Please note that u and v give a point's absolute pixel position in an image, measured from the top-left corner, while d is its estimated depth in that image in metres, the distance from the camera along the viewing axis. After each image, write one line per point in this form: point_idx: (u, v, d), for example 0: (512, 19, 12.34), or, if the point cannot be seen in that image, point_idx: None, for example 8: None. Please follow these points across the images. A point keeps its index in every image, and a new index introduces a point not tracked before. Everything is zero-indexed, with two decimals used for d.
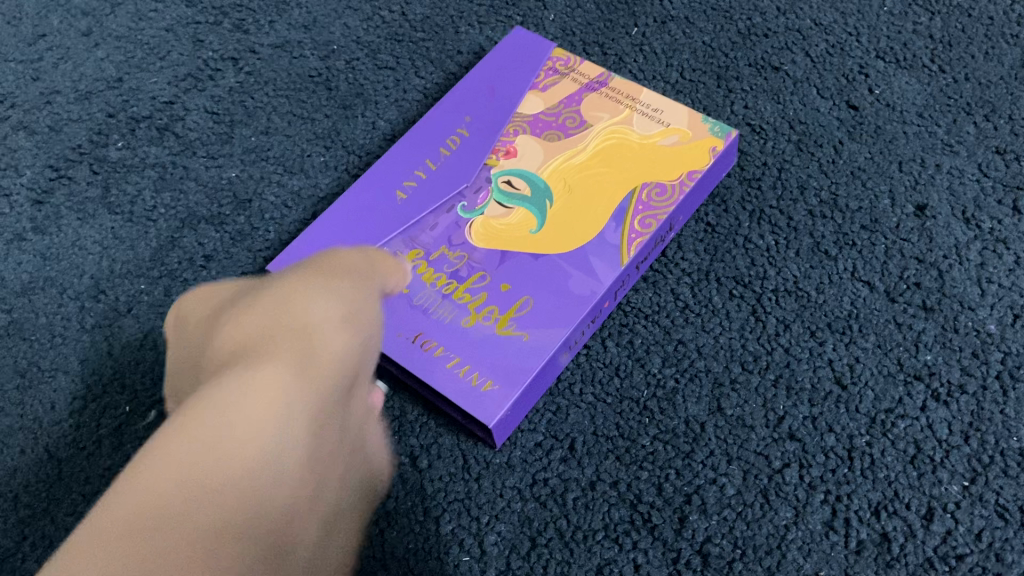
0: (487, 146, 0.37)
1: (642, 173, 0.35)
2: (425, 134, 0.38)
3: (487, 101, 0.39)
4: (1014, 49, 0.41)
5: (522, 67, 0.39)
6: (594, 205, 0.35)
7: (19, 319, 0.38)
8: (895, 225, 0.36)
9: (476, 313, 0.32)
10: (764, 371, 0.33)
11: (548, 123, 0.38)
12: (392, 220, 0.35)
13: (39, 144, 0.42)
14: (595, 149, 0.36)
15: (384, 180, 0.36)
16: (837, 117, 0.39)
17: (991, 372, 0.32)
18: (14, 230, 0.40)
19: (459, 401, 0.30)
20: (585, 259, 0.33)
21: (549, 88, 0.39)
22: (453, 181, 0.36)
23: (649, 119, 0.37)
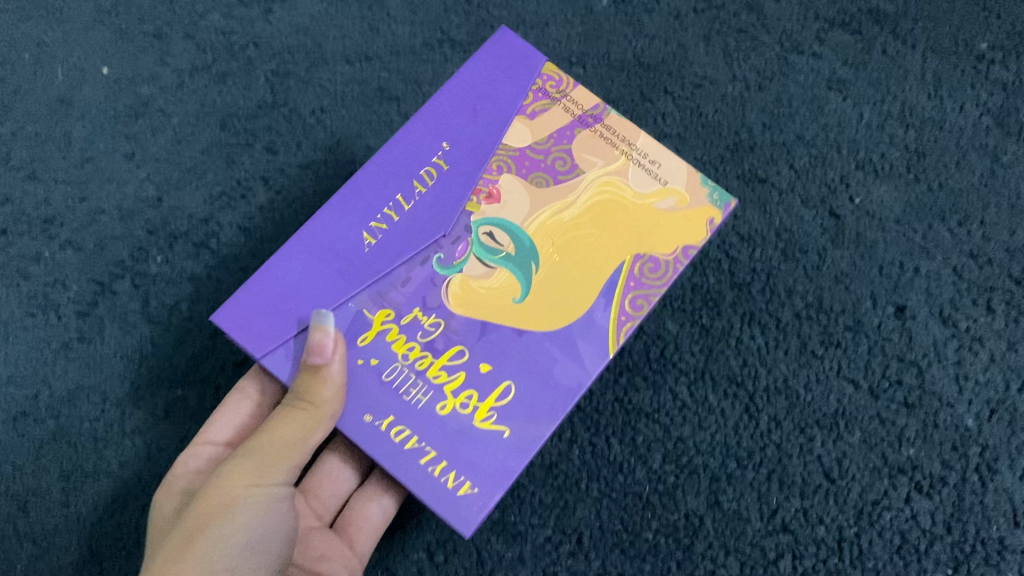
0: (468, 185, 0.35)
1: (636, 240, 0.35)
2: (397, 161, 0.36)
3: (467, 125, 0.36)
4: (982, 159, 0.44)
5: (510, 83, 0.37)
6: (581, 273, 0.34)
7: (64, 425, 0.42)
8: (877, 324, 0.39)
9: (453, 398, 0.33)
10: (758, 467, 0.37)
11: (536, 161, 0.36)
12: (356, 271, 0.34)
13: (85, 260, 0.46)
14: (588, 203, 0.35)
15: (350, 218, 0.35)
16: (820, 226, 0.42)
17: (971, 464, 0.37)
18: (61, 339, 0.44)
19: (438, 505, 0.31)
20: (573, 342, 0.33)
21: (538, 115, 0.37)
22: (430, 224, 0.35)
23: (645, 173, 0.36)
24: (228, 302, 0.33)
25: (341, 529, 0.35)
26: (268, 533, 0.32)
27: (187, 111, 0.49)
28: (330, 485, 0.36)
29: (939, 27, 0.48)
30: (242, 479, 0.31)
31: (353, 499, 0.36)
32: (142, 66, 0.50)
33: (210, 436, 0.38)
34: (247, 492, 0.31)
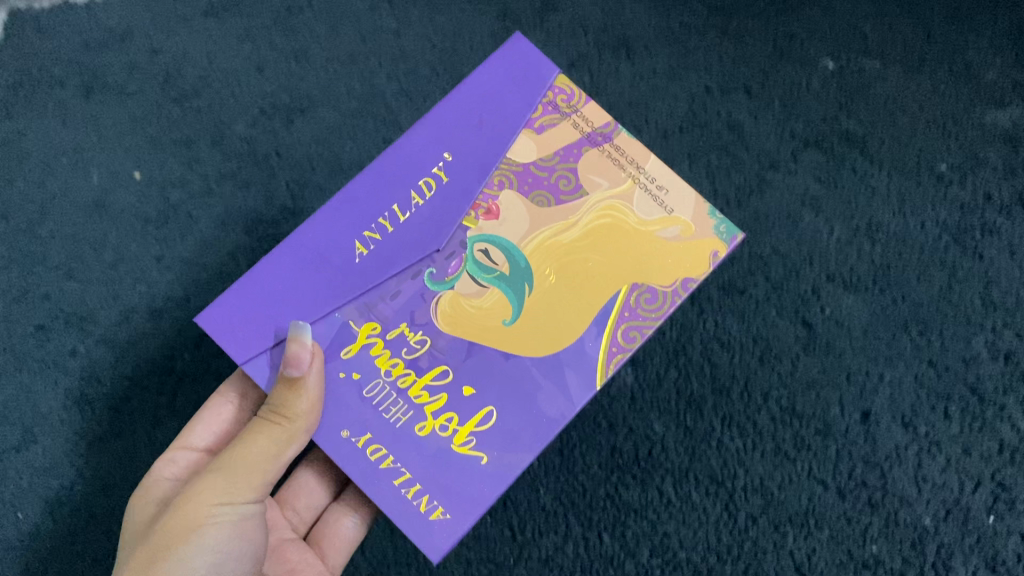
0: (465, 199, 0.39)
1: (631, 268, 0.38)
2: (398, 168, 0.39)
3: (468, 136, 0.39)
4: (941, 273, 0.49)
5: (519, 96, 0.40)
6: (573, 299, 0.37)
7: (98, 513, 0.49)
8: (845, 429, 0.46)
9: (433, 419, 0.37)
10: (737, 560, 0.44)
11: (538, 179, 0.39)
12: (345, 280, 0.38)
13: (118, 357, 0.52)
14: (588, 226, 0.38)
15: (349, 224, 0.38)
16: (794, 334, 0.47)
17: (926, 560, 0.45)
18: (95, 432, 0.51)
19: (409, 527, 0.35)
20: (560, 369, 0.37)
21: (545, 131, 0.40)
22: (425, 237, 0.38)
23: (650, 200, 0.39)
24: (214, 305, 0.37)
25: (313, 540, 0.43)
26: (239, 539, 0.37)
27: (212, 213, 0.54)
28: (304, 498, 0.44)
29: (901, 149, 0.53)
30: (220, 489, 0.36)
31: (326, 513, 0.44)
32: (172, 171, 0.55)
33: (190, 442, 0.43)
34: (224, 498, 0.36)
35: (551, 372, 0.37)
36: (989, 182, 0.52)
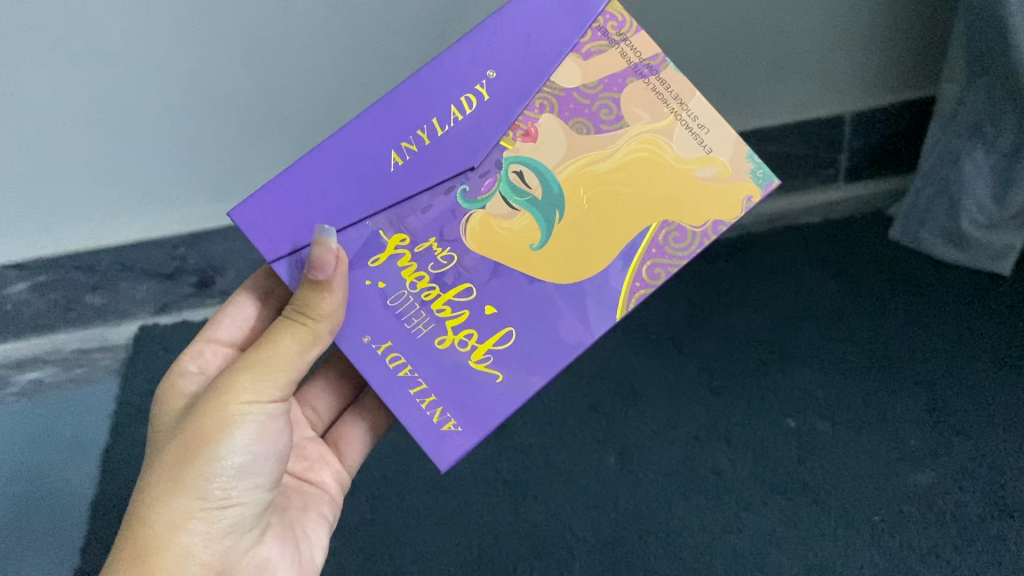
0: (502, 116, 0.59)
1: (659, 202, 0.57)
2: (450, 86, 0.59)
3: (509, 58, 0.59)
4: None
5: (569, 23, 0.59)
6: (598, 230, 0.58)
7: None
8: None
9: (456, 336, 0.58)
10: None
11: (585, 107, 0.59)
12: (379, 180, 0.59)
13: None
14: (622, 161, 0.58)
15: (397, 132, 0.59)
16: None
17: None
18: None
19: (428, 437, 0.57)
20: (584, 299, 0.58)
21: (591, 56, 0.59)
22: (451, 149, 0.59)
23: (691, 142, 0.57)
24: (247, 204, 0.59)
25: (330, 442, 0.71)
26: (264, 418, 0.58)
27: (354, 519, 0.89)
28: (320, 405, 0.72)
29: (846, 496, 0.87)
30: (256, 384, 0.56)
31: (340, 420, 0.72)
32: None
33: (223, 337, 0.69)
34: (259, 388, 0.57)
35: (576, 302, 0.58)
36: (911, 535, 0.84)
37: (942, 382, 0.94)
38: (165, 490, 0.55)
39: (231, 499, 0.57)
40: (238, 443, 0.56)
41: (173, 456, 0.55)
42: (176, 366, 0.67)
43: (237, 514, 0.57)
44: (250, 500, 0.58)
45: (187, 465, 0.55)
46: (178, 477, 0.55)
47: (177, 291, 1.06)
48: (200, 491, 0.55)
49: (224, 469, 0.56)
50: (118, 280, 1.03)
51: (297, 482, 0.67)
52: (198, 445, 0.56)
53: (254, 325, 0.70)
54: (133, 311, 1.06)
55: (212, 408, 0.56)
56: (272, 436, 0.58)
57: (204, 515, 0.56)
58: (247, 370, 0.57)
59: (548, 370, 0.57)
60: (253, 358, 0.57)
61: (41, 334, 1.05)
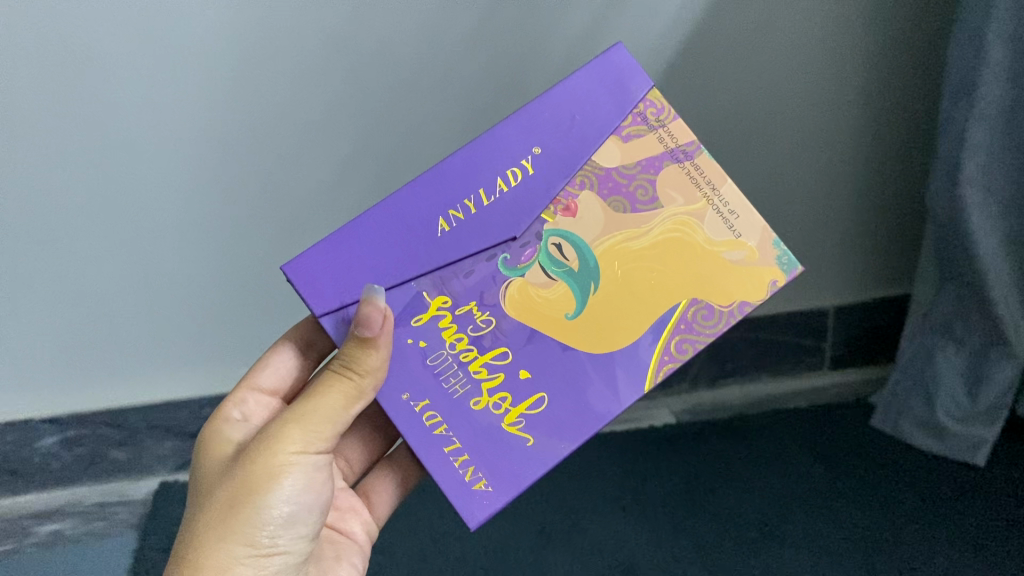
0: (544, 190, 0.65)
1: (688, 279, 0.62)
2: (498, 160, 0.65)
3: (553, 135, 0.65)
4: None
5: (610, 106, 0.65)
6: (630, 302, 0.63)
7: None
8: None
9: (491, 400, 0.63)
10: None
11: (623, 188, 0.64)
12: (426, 245, 0.64)
13: None
14: (655, 238, 0.63)
15: (446, 199, 0.65)
16: None
17: None
18: None
19: (458, 497, 0.61)
20: (612, 368, 0.63)
21: (629, 140, 0.65)
22: (494, 218, 0.65)
23: (720, 227, 0.63)
24: (299, 257, 0.64)
25: (360, 494, 0.78)
26: (309, 468, 0.62)
27: None
28: (352, 456, 0.79)
29: None
30: (304, 435, 0.61)
31: (370, 476, 0.79)
32: None
33: (263, 385, 0.76)
34: (307, 439, 0.61)
35: (605, 370, 0.63)
36: None
37: (923, 570, 0.98)
38: (216, 536, 0.58)
39: (275, 548, 0.61)
40: (285, 492, 0.60)
41: (223, 503, 0.59)
42: (221, 415, 0.72)
43: (280, 562, 0.62)
44: (292, 549, 0.62)
45: (236, 513, 0.59)
46: (229, 524, 0.58)
47: None
48: (248, 539, 0.59)
49: (272, 518, 0.60)
50: (143, 437, 1.12)
51: (330, 532, 0.73)
52: (248, 493, 0.59)
53: (294, 374, 0.78)
54: (153, 469, 1.15)
55: (263, 458, 0.60)
56: (316, 486, 0.63)
57: (251, 562, 0.59)
58: (296, 423, 0.61)
59: (577, 436, 0.62)
60: (302, 410, 0.61)
61: (63, 486, 1.13)
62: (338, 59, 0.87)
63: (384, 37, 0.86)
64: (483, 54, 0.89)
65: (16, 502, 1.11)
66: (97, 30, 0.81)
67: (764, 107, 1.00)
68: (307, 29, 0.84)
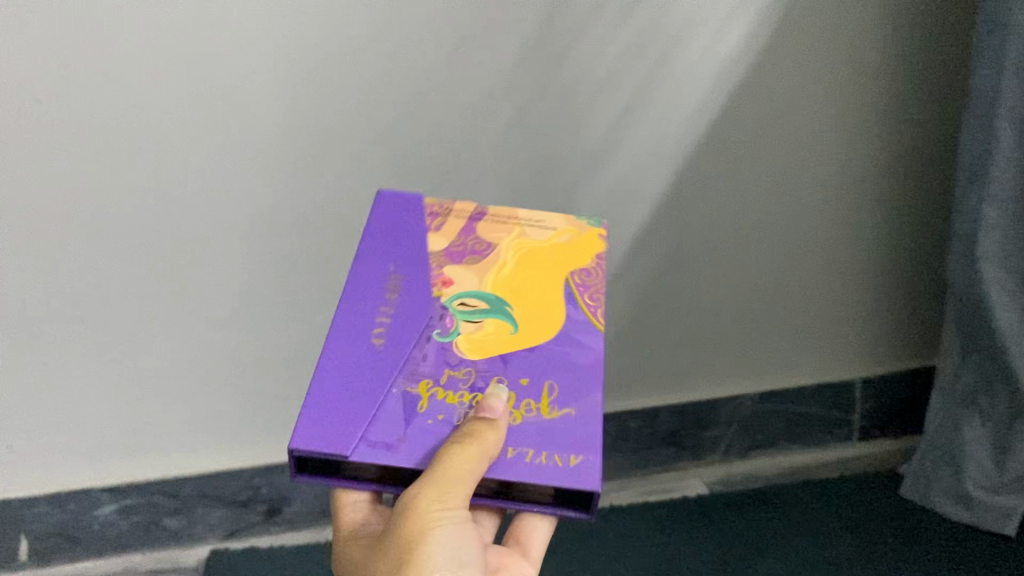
0: (427, 284, 0.70)
1: (555, 268, 0.73)
2: (368, 284, 0.70)
3: (389, 253, 0.72)
4: None
5: (405, 215, 0.76)
6: (545, 301, 0.70)
7: None
8: None
9: (517, 412, 0.62)
10: None
11: (463, 250, 0.74)
12: (382, 363, 0.64)
13: None
14: (512, 259, 0.73)
15: (360, 332, 0.66)
16: None
17: None
18: None
19: (565, 476, 0.58)
20: (570, 337, 0.68)
21: (439, 228, 0.76)
22: (415, 318, 0.68)
23: (536, 229, 0.77)
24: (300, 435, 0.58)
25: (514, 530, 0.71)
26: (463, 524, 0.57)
27: None
28: None
29: None
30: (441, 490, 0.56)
31: None
32: None
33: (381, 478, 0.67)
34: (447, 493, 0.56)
35: (570, 341, 0.68)
36: None
37: None
38: None
39: None
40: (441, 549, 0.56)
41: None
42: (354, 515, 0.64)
43: None
44: None
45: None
46: None
47: (246, 518, 1.19)
48: None
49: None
50: (196, 506, 1.17)
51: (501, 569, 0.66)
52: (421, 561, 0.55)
53: None
54: (205, 536, 1.19)
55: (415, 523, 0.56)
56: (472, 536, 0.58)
57: None
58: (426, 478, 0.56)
59: (596, 387, 0.65)
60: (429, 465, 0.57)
61: (119, 552, 1.18)
62: (388, 149, 0.94)
63: (430, 126, 0.93)
64: (522, 144, 0.96)
65: (73, 569, 1.17)
66: (172, 138, 0.90)
67: (786, 189, 1.06)
68: (357, 120, 0.92)
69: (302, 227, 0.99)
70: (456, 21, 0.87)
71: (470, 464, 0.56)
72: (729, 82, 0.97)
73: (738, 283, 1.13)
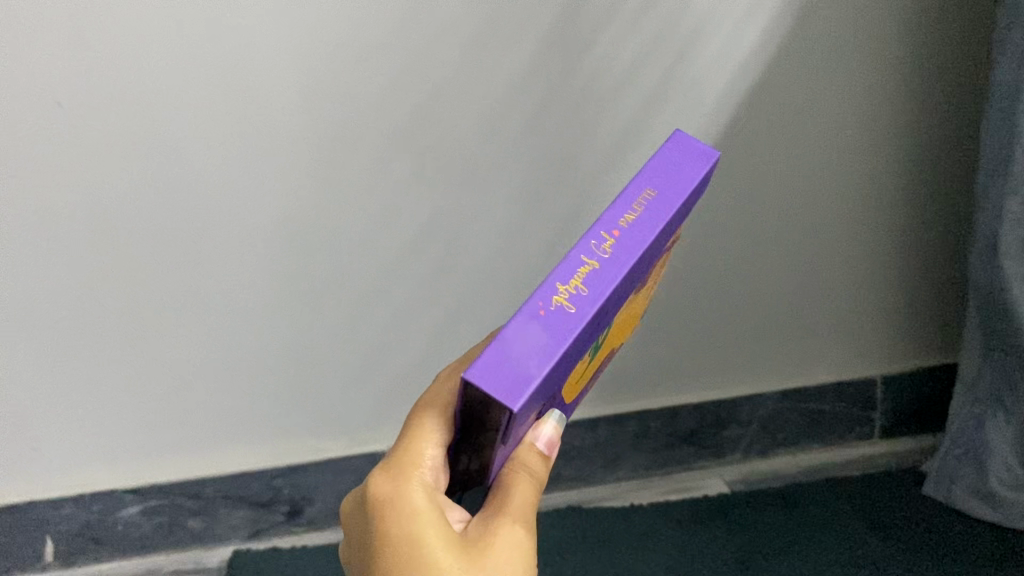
0: (634, 284, 0.59)
1: (620, 337, 0.70)
2: (641, 255, 0.55)
3: (665, 226, 0.57)
4: None
5: (698, 190, 0.61)
6: (598, 363, 0.66)
7: None
8: None
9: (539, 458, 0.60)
10: None
11: (650, 269, 0.64)
12: (574, 356, 0.53)
13: None
14: (633, 302, 0.66)
15: (598, 312, 0.52)
16: None
17: None
18: None
19: None
20: (573, 408, 0.66)
21: (678, 229, 0.63)
22: (608, 319, 0.56)
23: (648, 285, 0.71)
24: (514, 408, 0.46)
25: None
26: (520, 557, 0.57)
27: None
28: None
29: None
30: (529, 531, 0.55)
31: None
32: None
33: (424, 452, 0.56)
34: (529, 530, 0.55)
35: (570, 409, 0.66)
36: None
37: None
38: None
39: None
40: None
41: None
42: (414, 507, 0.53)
43: None
44: None
45: None
46: None
47: (269, 519, 1.21)
48: None
49: None
50: (218, 508, 1.18)
51: None
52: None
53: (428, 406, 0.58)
54: (227, 537, 1.21)
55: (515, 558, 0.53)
56: None
57: None
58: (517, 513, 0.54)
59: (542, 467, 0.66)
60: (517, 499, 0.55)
61: (142, 554, 1.20)
62: (407, 151, 0.95)
63: (447, 127, 0.94)
64: (541, 144, 0.97)
65: (98, 569, 1.19)
66: (193, 143, 0.91)
67: (805, 186, 1.06)
68: (376, 122, 0.92)
69: (322, 230, 0.99)
70: (474, 22, 0.88)
71: (531, 496, 0.55)
72: (745, 80, 0.96)
73: (757, 281, 1.12)
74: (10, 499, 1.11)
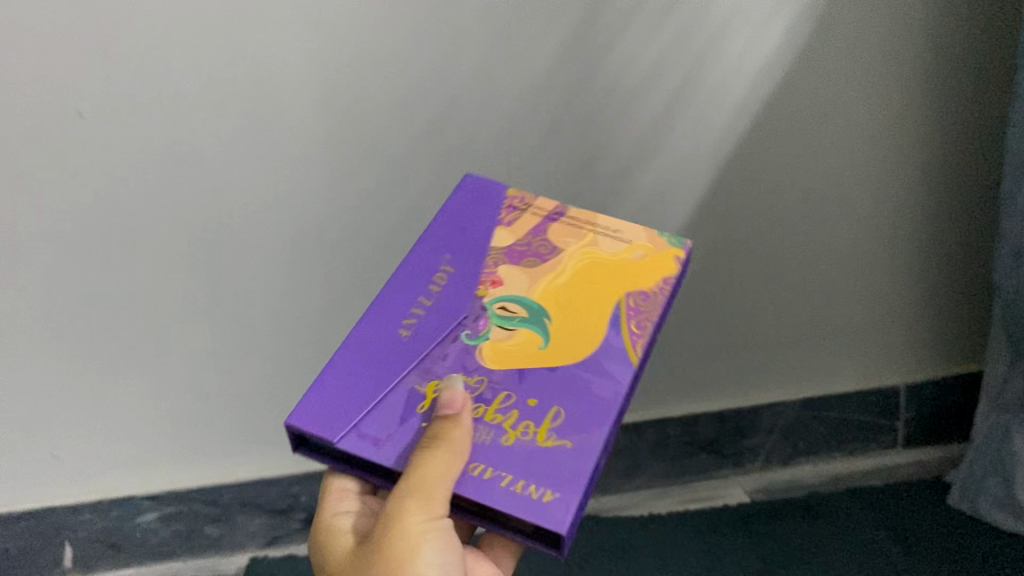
0: (476, 279, 0.72)
1: (613, 283, 0.71)
2: (425, 279, 0.73)
3: (462, 247, 0.75)
4: None
5: (487, 210, 0.78)
6: (580, 321, 0.69)
7: None
8: None
9: (510, 429, 0.63)
10: None
11: (524, 253, 0.74)
12: (409, 358, 0.68)
13: None
14: (572, 269, 0.72)
15: (399, 327, 0.70)
16: None
17: None
18: None
19: (537, 513, 0.57)
20: (599, 367, 0.66)
21: (513, 221, 0.77)
22: (453, 314, 0.70)
23: (610, 238, 0.75)
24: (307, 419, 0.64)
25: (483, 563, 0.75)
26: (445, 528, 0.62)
27: None
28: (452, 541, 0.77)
29: None
30: (429, 512, 0.59)
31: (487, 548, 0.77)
32: None
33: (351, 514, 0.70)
34: (435, 510, 0.59)
35: (596, 368, 0.66)
36: None
37: None
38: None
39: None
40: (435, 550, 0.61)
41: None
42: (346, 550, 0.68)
43: None
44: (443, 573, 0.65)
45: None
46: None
47: (286, 527, 1.21)
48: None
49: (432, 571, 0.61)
50: (235, 515, 1.18)
51: None
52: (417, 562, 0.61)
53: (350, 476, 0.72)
54: (244, 544, 1.21)
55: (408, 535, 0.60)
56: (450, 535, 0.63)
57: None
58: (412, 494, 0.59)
59: (601, 423, 0.63)
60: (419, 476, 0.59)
61: (161, 561, 1.20)
62: (423, 158, 0.94)
63: (464, 134, 0.93)
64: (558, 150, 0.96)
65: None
66: (211, 151, 0.91)
67: (826, 192, 1.04)
68: (393, 129, 0.92)
69: (338, 237, 0.99)
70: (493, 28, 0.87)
71: (445, 469, 0.59)
72: (766, 86, 0.95)
73: (778, 288, 1.11)
74: (30, 505, 1.12)
